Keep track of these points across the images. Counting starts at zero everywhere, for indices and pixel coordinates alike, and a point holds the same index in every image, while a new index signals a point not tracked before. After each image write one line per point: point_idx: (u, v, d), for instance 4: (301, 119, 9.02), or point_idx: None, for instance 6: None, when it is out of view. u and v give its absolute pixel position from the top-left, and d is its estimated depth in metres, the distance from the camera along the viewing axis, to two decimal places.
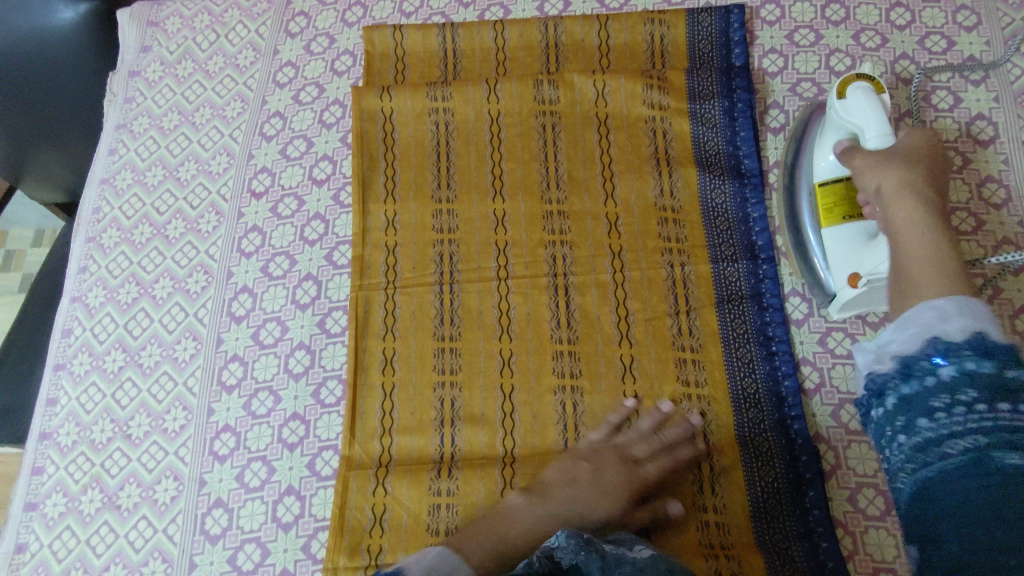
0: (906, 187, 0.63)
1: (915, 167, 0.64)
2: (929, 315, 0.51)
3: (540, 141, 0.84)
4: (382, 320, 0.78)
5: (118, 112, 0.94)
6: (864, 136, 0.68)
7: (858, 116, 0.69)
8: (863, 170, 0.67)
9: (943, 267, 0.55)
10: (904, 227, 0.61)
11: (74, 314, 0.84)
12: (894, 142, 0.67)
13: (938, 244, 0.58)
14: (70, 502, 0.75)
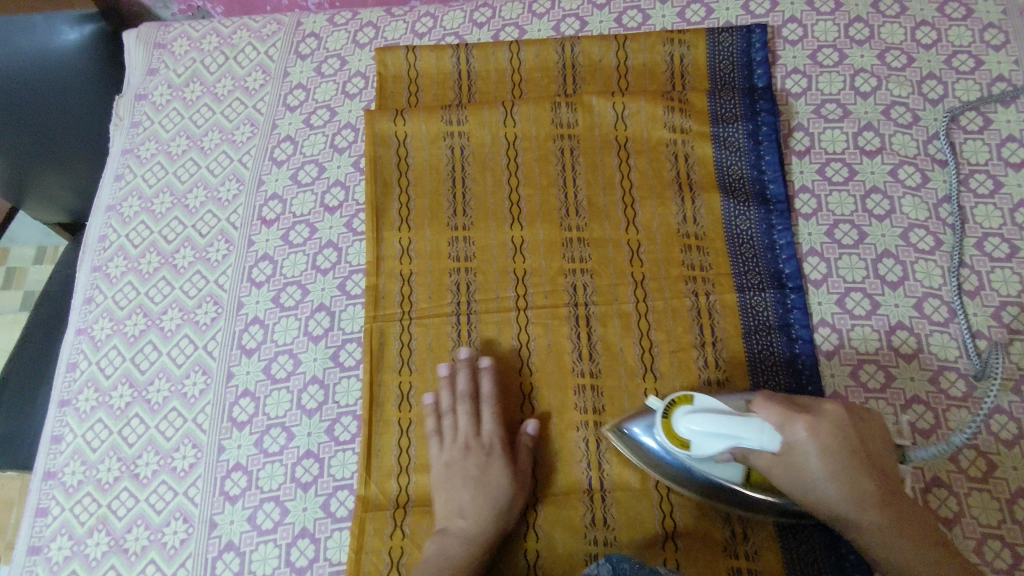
0: (829, 460, 0.60)
1: (845, 455, 0.60)
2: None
3: (558, 166, 0.82)
4: (398, 352, 0.75)
5: (125, 137, 0.92)
6: (745, 442, 0.60)
7: (717, 436, 0.61)
8: (801, 471, 0.61)
9: (913, 541, 0.58)
10: (857, 526, 0.60)
11: (80, 347, 0.81)
12: (805, 447, 0.60)
13: (895, 524, 0.59)
14: (76, 545, 0.72)
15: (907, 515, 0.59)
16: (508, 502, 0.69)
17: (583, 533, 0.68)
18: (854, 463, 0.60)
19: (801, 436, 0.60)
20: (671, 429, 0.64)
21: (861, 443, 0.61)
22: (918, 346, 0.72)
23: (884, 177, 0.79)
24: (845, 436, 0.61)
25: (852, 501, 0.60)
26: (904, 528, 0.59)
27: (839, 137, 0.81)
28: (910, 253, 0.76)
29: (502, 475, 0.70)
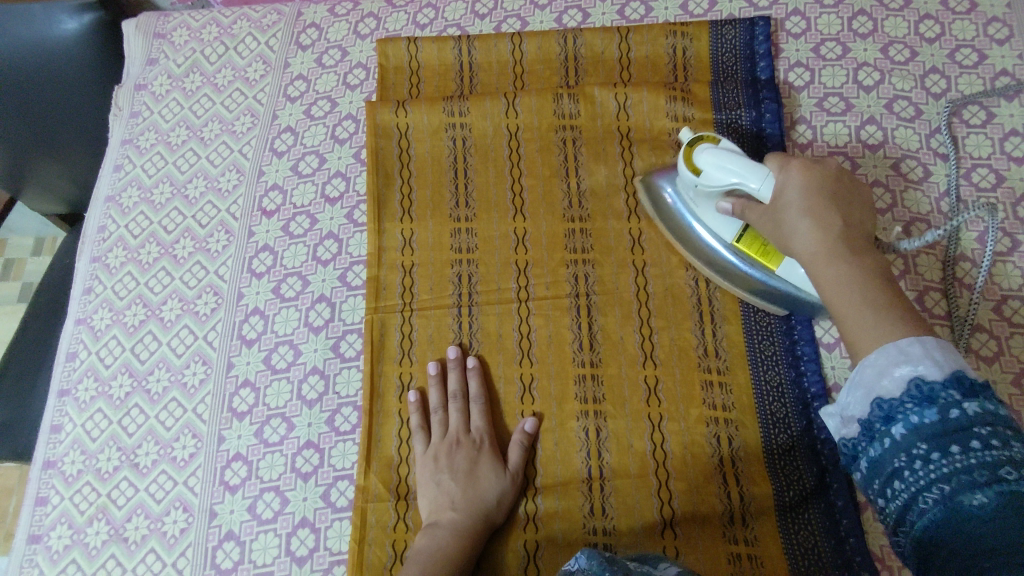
0: (814, 202, 0.58)
1: (834, 220, 0.56)
2: (887, 369, 0.46)
3: (561, 157, 0.81)
4: (399, 344, 0.75)
5: (124, 127, 0.92)
6: (746, 185, 0.64)
7: (720, 168, 0.65)
8: (782, 225, 0.60)
9: (879, 323, 0.49)
10: (838, 289, 0.53)
11: (79, 337, 0.81)
12: (793, 187, 0.60)
13: (860, 286, 0.52)
14: (75, 534, 0.72)
15: (878, 299, 0.51)
16: (497, 498, 0.68)
17: (582, 522, 0.68)
18: (835, 210, 0.57)
19: (790, 179, 0.60)
20: (690, 158, 0.70)
21: (841, 201, 0.58)
22: None
23: (886, 171, 0.79)
24: (828, 189, 0.59)
25: (822, 238, 0.56)
26: (851, 257, 0.54)
27: (841, 131, 0.81)
28: (911, 247, 0.76)
29: (491, 471, 0.69)
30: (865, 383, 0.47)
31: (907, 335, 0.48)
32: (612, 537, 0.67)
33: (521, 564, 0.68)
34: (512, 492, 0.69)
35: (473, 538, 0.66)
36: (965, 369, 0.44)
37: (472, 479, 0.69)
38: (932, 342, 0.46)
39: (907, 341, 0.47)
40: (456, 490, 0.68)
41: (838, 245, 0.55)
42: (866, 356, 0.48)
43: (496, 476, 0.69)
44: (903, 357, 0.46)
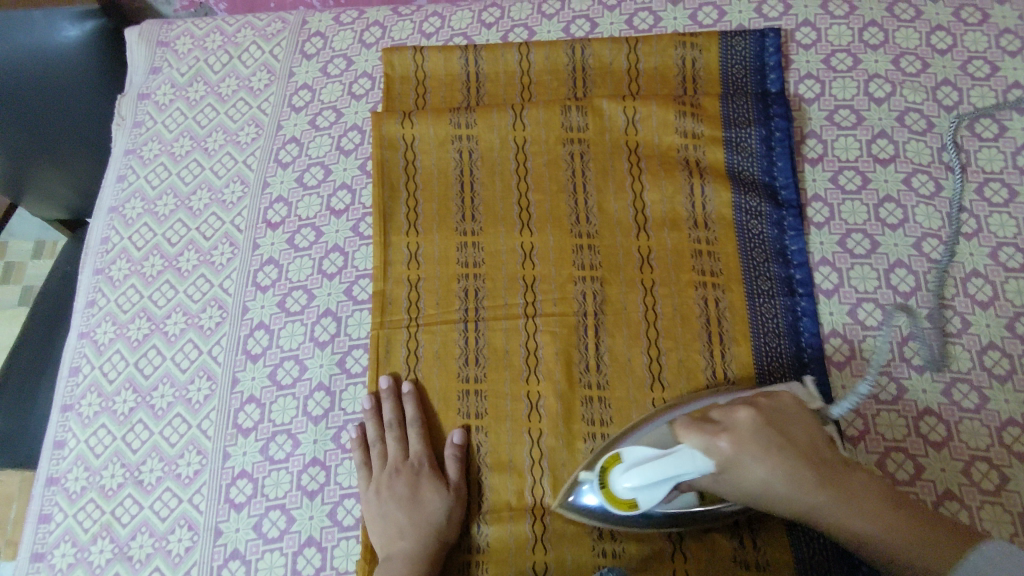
0: (771, 459, 0.57)
1: (802, 467, 0.57)
2: (982, 562, 0.53)
3: (568, 171, 0.80)
4: (405, 360, 0.75)
5: (127, 136, 0.91)
6: (684, 475, 0.56)
7: (655, 485, 0.56)
8: (739, 483, 0.58)
9: (903, 529, 0.56)
10: (854, 526, 0.57)
11: (83, 351, 0.80)
12: (744, 470, 0.57)
13: (888, 522, 0.56)
14: (79, 552, 0.72)
15: (915, 528, 0.56)
16: (446, 515, 0.68)
17: (591, 545, 0.67)
18: (790, 455, 0.58)
19: (727, 450, 0.57)
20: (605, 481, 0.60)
21: (785, 438, 0.58)
22: (931, 357, 0.71)
23: (898, 186, 0.78)
24: (770, 438, 0.58)
25: (793, 487, 0.57)
26: (859, 500, 0.57)
27: (852, 144, 0.80)
28: (922, 263, 0.75)
29: (434, 492, 0.69)
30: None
31: (910, 515, 0.57)
32: (621, 559, 0.67)
33: None
34: (458, 509, 0.69)
35: (437, 558, 0.67)
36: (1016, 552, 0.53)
37: (416, 506, 0.68)
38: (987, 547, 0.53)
39: (969, 550, 0.54)
40: (405, 517, 0.68)
41: (837, 492, 0.57)
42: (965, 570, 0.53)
43: (442, 496, 0.69)
44: (991, 562, 0.52)
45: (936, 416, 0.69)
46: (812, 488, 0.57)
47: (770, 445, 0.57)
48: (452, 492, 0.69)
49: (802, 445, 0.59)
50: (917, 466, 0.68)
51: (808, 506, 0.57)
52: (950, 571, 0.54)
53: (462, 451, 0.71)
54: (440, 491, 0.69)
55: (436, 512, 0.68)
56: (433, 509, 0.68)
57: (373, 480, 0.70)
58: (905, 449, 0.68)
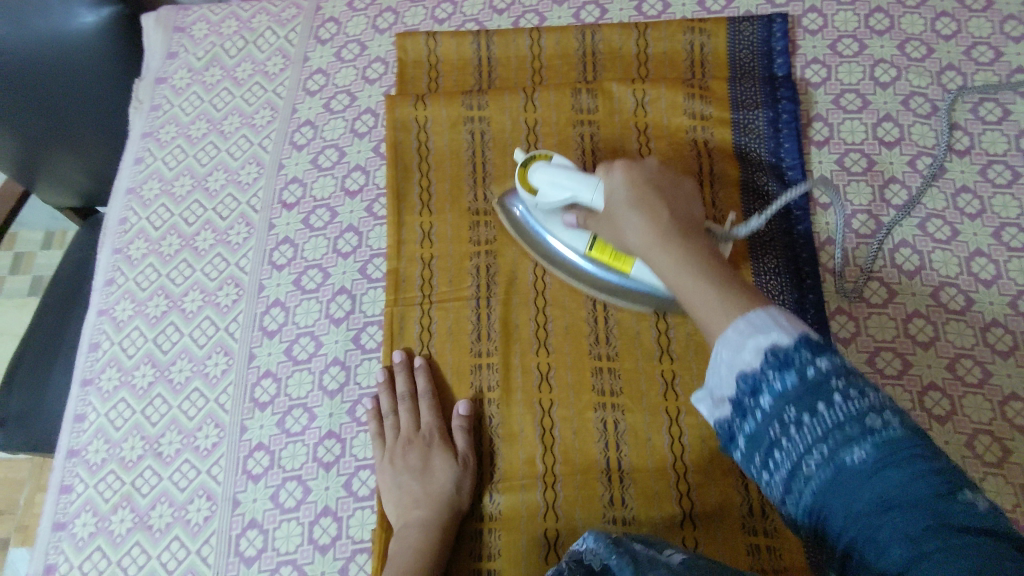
0: (634, 192, 0.61)
1: (661, 212, 0.58)
2: (751, 325, 0.46)
3: (579, 152, 0.82)
4: (418, 336, 0.76)
5: (145, 120, 0.92)
6: (581, 200, 0.67)
7: (557, 189, 0.68)
8: (615, 223, 0.62)
9: (721, 295, 0.50)
10: (687, 289, 0.53)
11: (102, 328, 0.82)
12: (617, 192, 0.62)
13: (717, 284, 0.51)
14: (100, 522, 0.73)
15: (738, 292, 0.50)
16: (457, 485, 0.70)
17: (601, 513, 0.68)
18: (654, 206, 0.60)
19: (616, 179, 0.63)
20: (525, 179, 0.71)
21: (665, 199, 0.60)
22: (935, 333, 0.73)
23: (903, 168, 0.80)
24: (649, 196, 0.60)
25: (646, 239, 0.58)
26: (683, 245, 0.56)
27: (858, 127, 0.82)
28: (927, 243, 0.76)
29: (446, 463, 0.70)
30: (721, 342, 0.47)
31: (750, 307, 0.48)
32: (631, 526, 0.68)
33: (541, 553, 0.68)
34: (469, 477, 0.71)
35: (453, 524, 0.68)
36: (806, 331, 0.45)
37: (429, 476, 0.70)
38: (767, 309, 0.46)
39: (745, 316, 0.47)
40: (419, 488, 0.69)
41: (668, 232, 0.57)
42: (720, 337, 0.48)
43: (454, 466, 0.70)
44: (750, 326, 0.46)
45: (940, 390, 0.71)
46: (648, 217, 0.58)
47: (637, 185, 0.61)
48: (463, 462, 0.71)
49: (681, 213, 0.60)
50: None
51: (642, 244, 0.58)
52: (730, 323, 0.48)
53: (468, 420, 0.73)
54: (452, 461, 0.71)
55: (448, 482, 0.70)
56: (445, 479, 0.70)
57: (387, 452, 0.72)
58: None
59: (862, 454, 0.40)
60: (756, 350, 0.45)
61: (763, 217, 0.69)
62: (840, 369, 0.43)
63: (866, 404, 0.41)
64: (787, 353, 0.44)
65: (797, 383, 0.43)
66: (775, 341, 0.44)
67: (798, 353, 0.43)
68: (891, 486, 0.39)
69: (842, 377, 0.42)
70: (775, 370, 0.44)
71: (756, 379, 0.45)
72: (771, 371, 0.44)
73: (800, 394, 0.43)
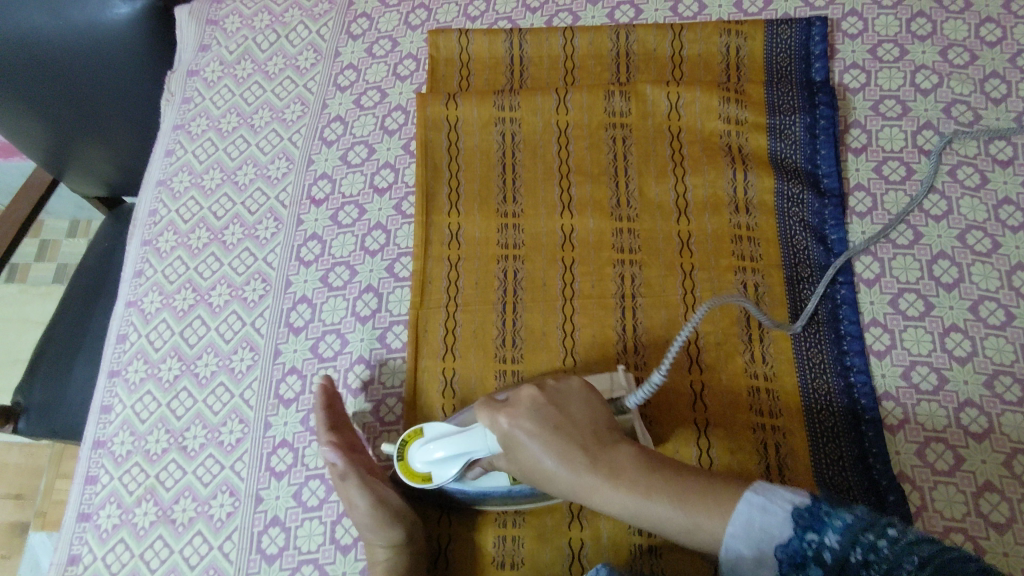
0: (542, 445, 0.58)
1: (576, 456, 0.57)
2: (750, 514, 0.50)
3: (610, 155, 0.81)
4: (442, 339, 0.75)
5: (175, 112, 0.92)
6: (475, 455, 0.60)
7: (451, 458, 0.61)
8: (528, 471, 0.60)
9: (688, 509, 0.53)
10: (648, 509, 0.54)
11: (130, 319, 0.82)
12: (517, 438, 0.58)
13: (668, 499, 0.53)
14: (124, 514, 0.74)
15: (696, 490, 0.53)
16: (376, 521, 0.64)
17: (627, 523, 0.67)
18: (563, 441, 0.58)
19: (505, 427, 0.58)
20: (405, 464, 0.64)
21: (565, 420, 0.59)
22: (974, 348, 0.71)
23: (943, 177, 0.78)
24: (546, 417, 0.59)
25: (573, 474, 0.57)
26: (616, 476, 0.55)
27: (896, 135, 0.80)
28: (966, 255, 0.75)
29: (358, 505, 0.65)
30: (722, 550, 0.51)
31: (724, 503, 0.52)
32: (657, 537, 0.67)
33: (565, 561, 0.67)
34: (378, 514, 0.64)
35: (404, 556, 0.65)
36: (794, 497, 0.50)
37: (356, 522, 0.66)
38: (753, 494, 0.51)
39: (738, 498, 0.51)
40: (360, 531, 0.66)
41: (599, 470, 0.56)
42: (715, 538, 0.51)
43: (364, 504, 0.65)
44: (754, 507, 0.50)
45: (977, 408, 0.69)
46: (559, 458, 0.57)
47: (544, 443, 0.58)
48: (371, 498, 0.65)
49: (584, 421, 0.59)
50: (957, 457, 0.68)
51: (568, 471, 0.57)
52: (726, 530, 0.51)
53: (342, 462, 0.66)
54: (361, 501, 0.65)
55: (369, 524, 0.65)
56: (365, 523, 0.65)
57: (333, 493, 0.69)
58: (945, 439, 0.68)
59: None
60: (768, 553, 0.49)
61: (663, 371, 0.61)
62: (847, 535, 0.47)
63: (885, 562, 0.45)
64: (813, 509, 0.49)
65: (828, 571, 0.47)
66: (767, 509, 0.50)
67: (807, 539, 0.48)
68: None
69: (855, 543, 0.46)
70: (799, 562, 0.48)
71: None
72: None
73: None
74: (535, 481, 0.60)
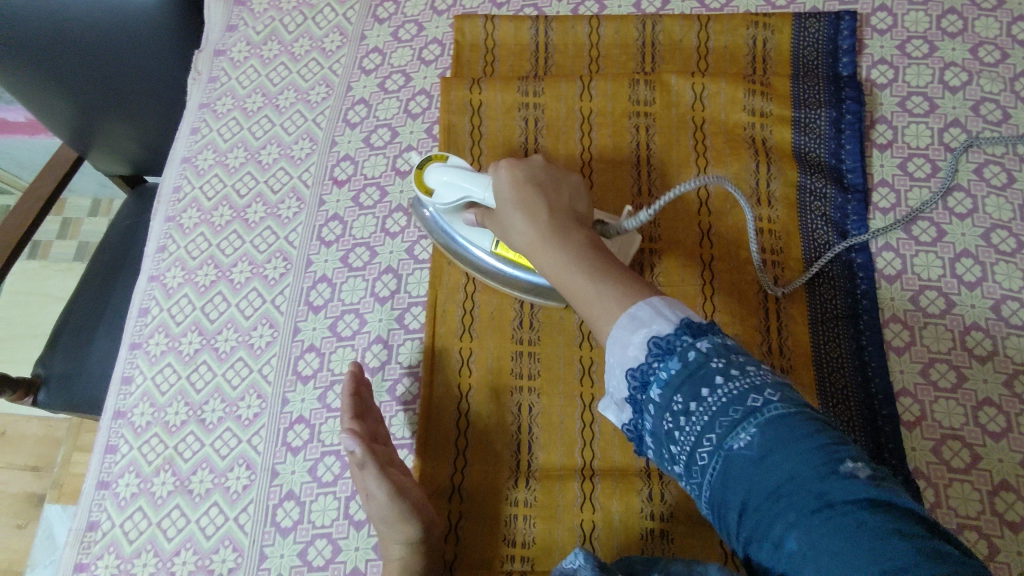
0: (519, 198, 0.60)
1: (541, 214, 0.58)
2: (639, 314, 0.49)
3: (633, 144, 0.81)
4: (460, 320, 0.75)
5: (202, 91, 0.94)
6: (478, 199, 0.66)
7: (453, 188, 0.67)
8: (504, 222, 0.62)
9: (602, 287, 0.53)
10: (566, 276, 0.55)
11: (152, 293, 0.83)
12: (504, 189, 0.61)
13: (586, 272, 0.54)
14: (142, 483, 0.75)
15: (611, 279, 0.53)
16: (394, 513, 0.63)
17: (639, 509, 0.68)
18: (538, 204, 0.59)
19: (502, 179, 0.62)
20: (421, 179, 0.70)
21: (548, 196, 0.60)
22: (994, 348, 0.71)
23: (969, 176, 0.77)
24: (533, 189, 0.60)
25: (529, 234, 0.58)
26: (559, 242, 0.57)
27: (923, 132, 0.79)
28: (990, 254, 0.74)
29: (378, 494, 0.64)
30: (613, 334, 0.50)
31: (638, 296, 0.51)
32: (669, 523, 0.67)
33: (577, 544, 0.67)
34: (397, 505, 0.64)
35: (420, 553, 0.64)
36: (691, 316, 0.48)
37: (374, 514, 0.65)
38: (655, 299, 0.50)
39: (634, 305, 0.50)
40: (376, 524, 0.65)
41: (550, 231, 0.58)
42: (609, 320, 0.51)
43: (384, 494, 0.64)
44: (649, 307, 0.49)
45: (996, 407, 0.69)
46: (524, 205, 0.59)
47: (518, 194, 0.60)
48: (392, 488, 0.64)
49: (563, 209, 0.60)
50: (973, 455, 0.67)
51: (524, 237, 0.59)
52: (617, 320, 0.50)
53: (361, 450, 0.65)
54: (382, 491, 0.64)
55: (388, 516, 0.64)
56: (383, 515, 0.64)
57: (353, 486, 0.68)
58: (962, 437, 0.68)
59: (748, 436, 0.42)
60: (642, 339, 0.48)
61: (651, 209, 0.62)
62: (720, 351, 0.46)
63: (745, 386, 0.44)
64: (701, 327, 0.47)
65: (681, 369, 0.46)
66: (657, 330, 0.48)
67: (679, 338, 0.47)
68: (779, 460, 0.41)
69: (722, 359, 0.45)
70: (659, 359, 0.47)
71: (645, 370, 0.47)
72: (656, 361, 0.47)
73: (683, 384, 0.45)
74: (506, 237, 0.62)
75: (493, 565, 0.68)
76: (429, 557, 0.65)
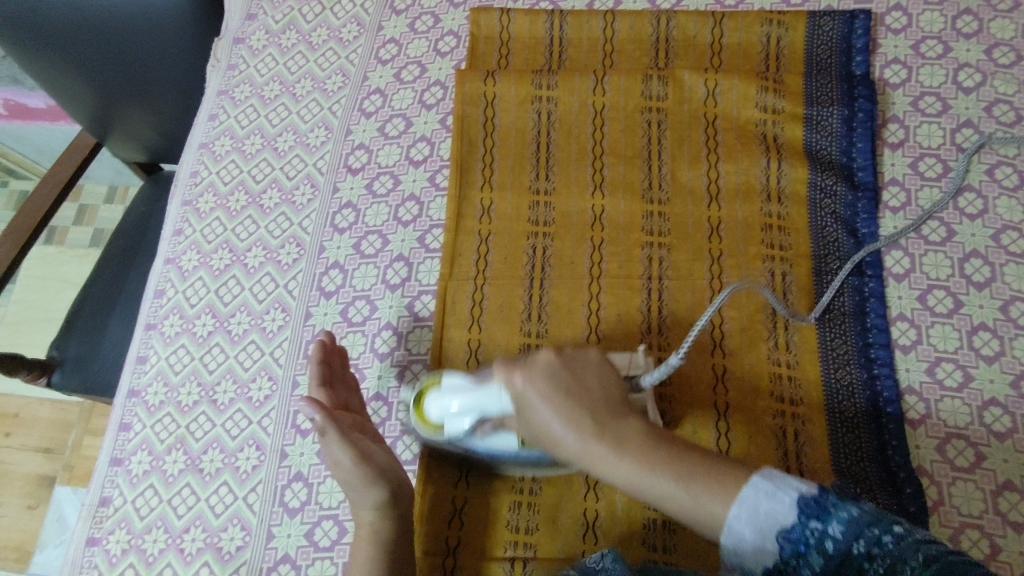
0: (555, 408, 0.56)
1: (583, 420, 0.55)
2: (756, 500, 0.46)
3: (644, 139, 0.81)
4: (469, 310, 0.76)
5: (221, 78, 0.95)
6: (488, 412, 0.62)
7: (462, 409, 0.63)
8: (542, 435, 0.58)
9: (689, 480, 0.49)
10: (643, 484, 0.51)
11: (168, 276, 0.85)
12: (536, 409, 0.57)
13: (662, 466, 0.50)
14: (154, 461, 0.76)
15: (693, 467, 0.50)
16: (360, 478, 0.64)
17: (642, 499, 0.68)
18: (576, 411, 0.55)
19: (521, 387, 0.58)
20: (423, 414, 0.67)
21: (582, 388, 0.57)
22: (1002, 348, 0.71)
23: (980, 176, 0.77)
24: (563, 384, 0.57)
25: (577, 440, 0.54)
26: (620, 446, 0.53)
27: (935, 132, 0.80)
28: (999, 255, 0.74)
29: (343, 460, 0.65)
30: (727, 530, 0.47)
31: (728, 479, 0.48)
32: (671, 514, 0.68)
33: (579, 532, 0.68)
34: (360, 470, 0.64)
35: (389, 517, 0.63)
36: (801, 485, 0.46)
37: (341, 481, 0.65)
38: (757, 477, 0.47)
39: (743, 482, 0.47)
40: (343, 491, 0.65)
41: (603, 441, 0.53)
42: (715, 518, 0.47)
43: (349, 460, 0.64)
44: (753, 489, 0.47)
45: (1001, 407, 0.69)
46: (562, 419, 0.55)
47: (552, 412, 0.56)
48: (356, 455, 0.64)
49: (598, 389, 0.57)
50: (978, 454, 0.67)
51: (573, 432, 0.55)
52: (727, 509, 0.47)
53: (320, 417, 0.66)
54: (345, 457, 0.65)
55: (353, 482, 0.64)
56: (348, 480, 0.64)
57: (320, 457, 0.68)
58: (966, 436, 0.68)
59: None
60: (770, 537, 0.45)
61: (682, 355, 0.58)
62: (854, 527, 0.42)
63: (890, 550, 0.41)
64: (822, 501, 0.44)
65: (824, 564, 0.43)
66: (784, 524, 0.45)
67: (808, 527, 0.44)
68: None
69: (861, 539, 0.42)
70: (798, 556, 0.44)
71: (793, 570, 0.44)
72: (796, 564, 0.44)
73: (827, 573, 0.43)
74: (537, 434, 0.58)
75: (495, 550, 0.68)
76: (401, 523, 0.64)
